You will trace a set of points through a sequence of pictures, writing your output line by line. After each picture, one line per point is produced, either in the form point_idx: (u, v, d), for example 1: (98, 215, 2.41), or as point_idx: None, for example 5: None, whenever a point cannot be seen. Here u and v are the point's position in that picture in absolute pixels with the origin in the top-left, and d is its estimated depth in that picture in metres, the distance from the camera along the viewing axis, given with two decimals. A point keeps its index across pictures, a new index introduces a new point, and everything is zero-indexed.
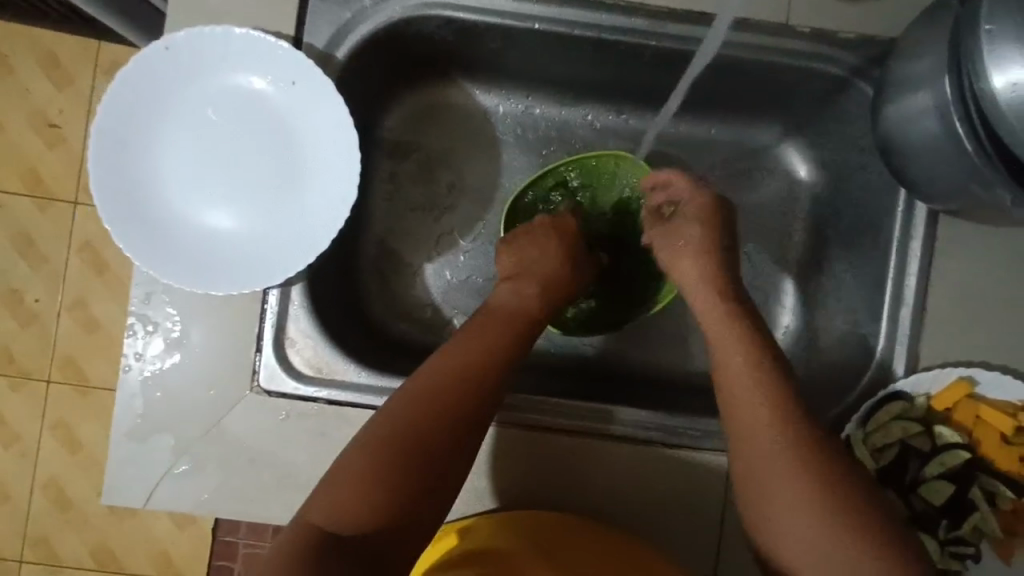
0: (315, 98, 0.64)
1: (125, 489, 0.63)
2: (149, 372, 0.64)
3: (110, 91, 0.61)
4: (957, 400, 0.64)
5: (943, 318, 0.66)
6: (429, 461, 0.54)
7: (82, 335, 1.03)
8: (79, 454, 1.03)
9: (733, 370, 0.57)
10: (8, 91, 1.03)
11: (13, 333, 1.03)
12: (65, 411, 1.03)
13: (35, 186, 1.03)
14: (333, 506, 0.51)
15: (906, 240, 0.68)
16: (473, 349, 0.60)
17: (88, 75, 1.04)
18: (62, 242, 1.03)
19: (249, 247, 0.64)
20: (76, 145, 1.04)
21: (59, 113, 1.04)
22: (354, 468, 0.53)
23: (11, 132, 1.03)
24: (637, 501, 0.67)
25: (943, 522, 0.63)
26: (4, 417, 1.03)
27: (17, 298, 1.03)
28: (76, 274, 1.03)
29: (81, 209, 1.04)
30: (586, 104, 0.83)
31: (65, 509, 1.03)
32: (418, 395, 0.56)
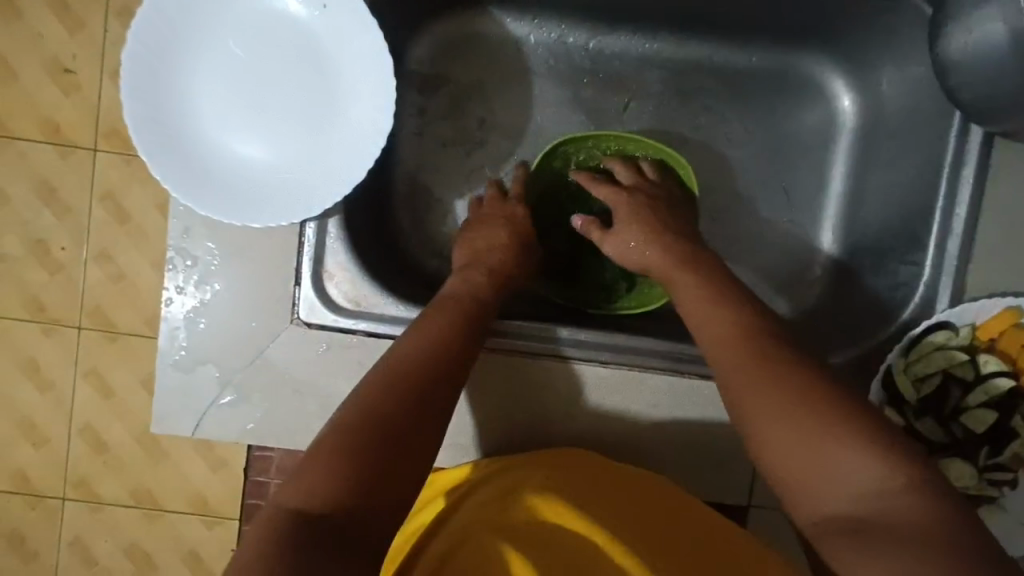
0: (349, 24, 0.62)
1: (172, 419, 0.65)
2: (190, 305, 0.64)
3: (140, 15, 0.59)
4: (1003, 329, 0.63)
5: (996, 247, 0.64)
6: (402, 439, 0.54)
7: (108, 283, 1.04)
8: (113, 399, 1.06)
9: (705, 318, 0.59)
10: (20, 35, 1.01)
11: (42, 282, 1.04)
12: (98, 357, 1.05)
13: (54, 134, 1.02)
14: (303, 488, 0.50)
15: (957, 174, 0.65)
16: (428, 339, 0.60)
17: (100, 17, 1.02)
18: (85, 189, 1.03)
19: (283, 179, 0.63)
20: (93, 90, 1.02)
21: (73, 58, 1.02)
22: (321, 452, 0.52)
23: (26, 77, 1.01)
24: (674, 435, 0.67)
25: (984, 450, 0.63)
26: (39, 363, 1.05)
27: (44, 247, 1.04)
28: (101, 222, 1.03)
29: (102, 156, 1.03)
30: (622, 32, 0.81)
31: (103, 452, 1.06)
32: (382, 373, 0.58)
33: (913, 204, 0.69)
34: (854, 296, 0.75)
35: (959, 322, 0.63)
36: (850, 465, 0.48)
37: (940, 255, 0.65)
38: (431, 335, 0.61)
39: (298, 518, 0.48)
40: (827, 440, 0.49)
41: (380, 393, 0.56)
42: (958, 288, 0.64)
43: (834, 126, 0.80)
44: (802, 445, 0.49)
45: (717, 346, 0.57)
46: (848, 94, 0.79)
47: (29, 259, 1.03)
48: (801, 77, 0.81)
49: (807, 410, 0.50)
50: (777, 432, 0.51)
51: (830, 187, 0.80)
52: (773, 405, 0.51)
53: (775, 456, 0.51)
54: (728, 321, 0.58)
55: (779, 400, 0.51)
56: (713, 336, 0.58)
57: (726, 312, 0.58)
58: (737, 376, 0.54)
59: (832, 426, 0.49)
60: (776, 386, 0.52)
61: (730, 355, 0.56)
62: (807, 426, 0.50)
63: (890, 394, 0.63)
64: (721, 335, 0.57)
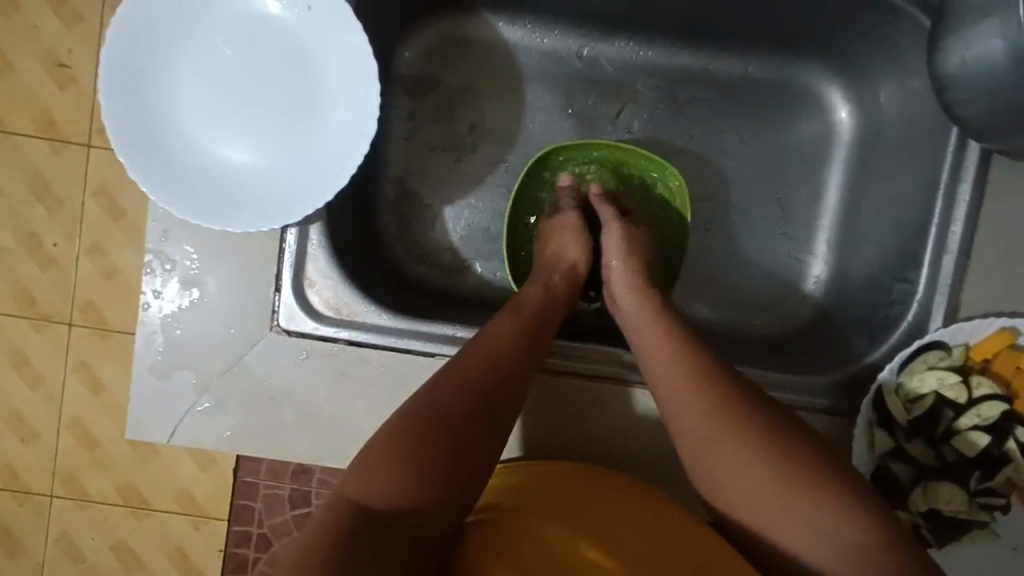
0: (335, 24, 0.61)
1: (148, 425, 0.64)
2: (168, 310, 0.63)
3: (119, 12, 0.58)
4: (998, 350, 0.61)
5: (991, 267, 0.63)
6: (469, 448, 0.52)
7: (100, 280, 1.03)
8: (102, 396, 1.05)
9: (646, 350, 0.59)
10: (15, 28, 1.00)
11: (33, 276, 1.03)
12: (88, 354, 1.04)
13: (48, 128, 1.01)
14: (369, 480, 0.48)
15: (954, 185, 0.64)
16: (505, 343, 0.58)
17: (96, 11, 1.01)
18: (77, 184, 1.02)
19: (263, 182, 0.62)
20: (87, 85, 1.01)
21: (69, 53, 1.01)
22: (382, 444, 0.50)
23: (21, 71, 1.00)
24: (659, 453, 0.65)
25: (975, 474, 0.61)
26: (28, 358, 1.04)
27: (35, 242, 1.02)
28: (93, 218, 1.02)
29: (95, 152, 1.02)
30: (619, 38, 0.79)
31: (91, 448, 1.05)
32: (453, 374, 0.54)
33: (912, 221, 0.67)
34: (846, 314, 0.73)
35: (952, 342, 0.62)
36: (837, 523, 0.49)
37: (934, 272, 0.64)
38: (506, 337, 0.58)
39: (359, 516, 0.47)
40: (809, 487, 0.50)
41: (454, 394, 0.53)
42: (951, 308, 0.63)
43: (830, 138, 0.79)
44: (785, 490, 0.50)
45: (666, 378, 0.56)
46: (845, 105, 0.78)
47: (21, 253, 1.03)
48: (799, 87, 0.79)
49: (789, 469, 0.50)
50: (780, 483, 0.50)
51: (825, 201, 0.79)
52: (744, 465, 0.51)
53: (744, 497, 0.52)
54: (695, 398, 0.54)
55: (753, 460, 0.51)
56: (688, 412, 0.54)
57: (697, 392, 0.54)
58: (708, 451, 0.53)
59: (816, 481, 0.50)
60: (778, 434, 0.52)
61: (703, 430, 0.53)
62: (773, 478, 0.51)
63: (882, 414, 0.62)
64: (685, 370, 0.56)
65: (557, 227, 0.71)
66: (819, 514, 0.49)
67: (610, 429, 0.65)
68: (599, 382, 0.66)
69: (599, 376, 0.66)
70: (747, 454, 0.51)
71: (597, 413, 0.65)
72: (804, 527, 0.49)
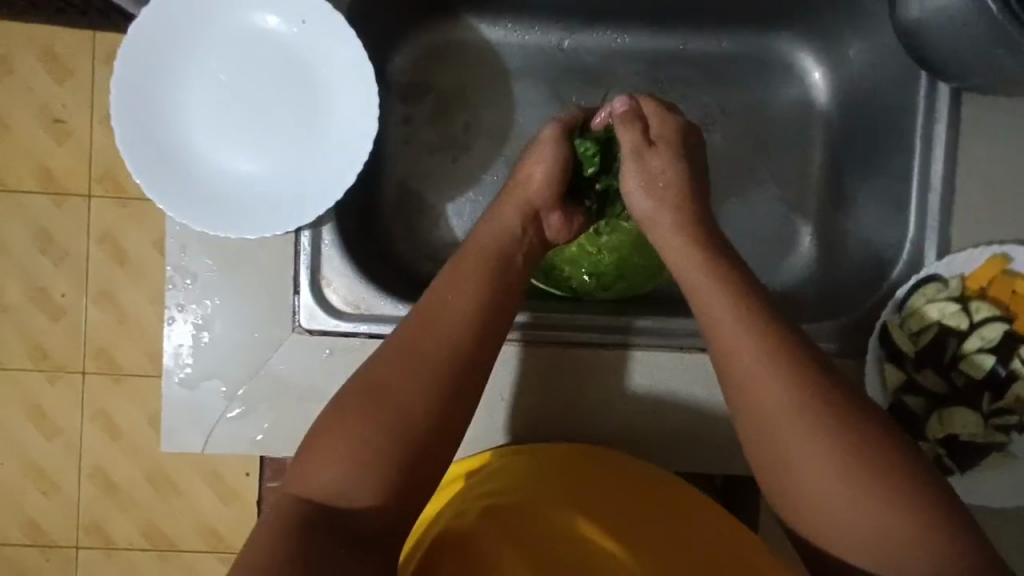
0: (328, 34, 0.64)
1: (182, 436, 0.65)
2: (192, 321, 0.65)
3: (126, 41, 0.61)
4: (993, 276, 0.64)
5: (975, 200, 0.65)
6: (419, 422, 0.51)
7: (111, 327, 1.06)
8: (120, 440, 1.07)
9: (701, 288, 0.58)
10: (11, 89, 1.04)
11: (44, 328, 1.06)
12: (103, 401, 1.07)
13: (49, 183, 1.05)
14: (313, 471, 0.50)
15: (930, 127, 0.67)
16: (460, 312, 0.56)
17: (87, 64, 1.05)
18: (82, 234, 1.06)
19: (275, 189, 0.65)
20: (84, 138, 1.05)
21: (63, 108, 1.05)
22: (327, 431, 0.51)
23: (19, 129, 1.05)
24: (680, 413, 0.67)
25: (986, 395, 0.63)
26: (45, 410, 1.07)
27: (44, 295, 1.06)
28: (99, 265, 1.06)
29: (96, 201, 1.06)
30: (597, 28, 0.83)
31: (113, 494, 1.08)
32: (401, 346, 0.54)
33: (896, 166, 0.70)
34: (847, 262, 0.76)
35: (949, 274, 0.64)
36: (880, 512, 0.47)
37: (923, 211, 0.66)
38: (463, 318, 0.56)
39: (305, 508, 0.49)
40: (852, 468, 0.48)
41: (394, 371, 0.53)
42: (944, 243, 0.65)
43: (810, 100, 0.82)
44: (827, 468, 0.48)
45: (715, 330, 0.55)
46: (819, 68, 0.81)
47: (31, 307, 1.06)
48: (775, 56, 0.83)
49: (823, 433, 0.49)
50: (822, 455, 0.49)
51: (811, 162, 0.82)
52: (782, 416, 0.51)
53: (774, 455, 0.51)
54: (746, 342, 0.53)
55: (792, 417, 0.50)
56: (750, 378, 0.53)
57: (743, 331, 0.54)
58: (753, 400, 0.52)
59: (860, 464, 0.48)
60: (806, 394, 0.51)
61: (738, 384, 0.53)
62: (819, 453, 0.49)
63: (890, 350, 0.64)
64: (725, 320, 0.55)
65: (535, 150, 0.67)
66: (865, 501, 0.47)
67: (631, 394, 0.67)
68: (616, 349, 0.68)
69: (614, 344, 0.68)
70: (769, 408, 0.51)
71: (618, 380, 0.67)
72: (844, 511, 0.48)
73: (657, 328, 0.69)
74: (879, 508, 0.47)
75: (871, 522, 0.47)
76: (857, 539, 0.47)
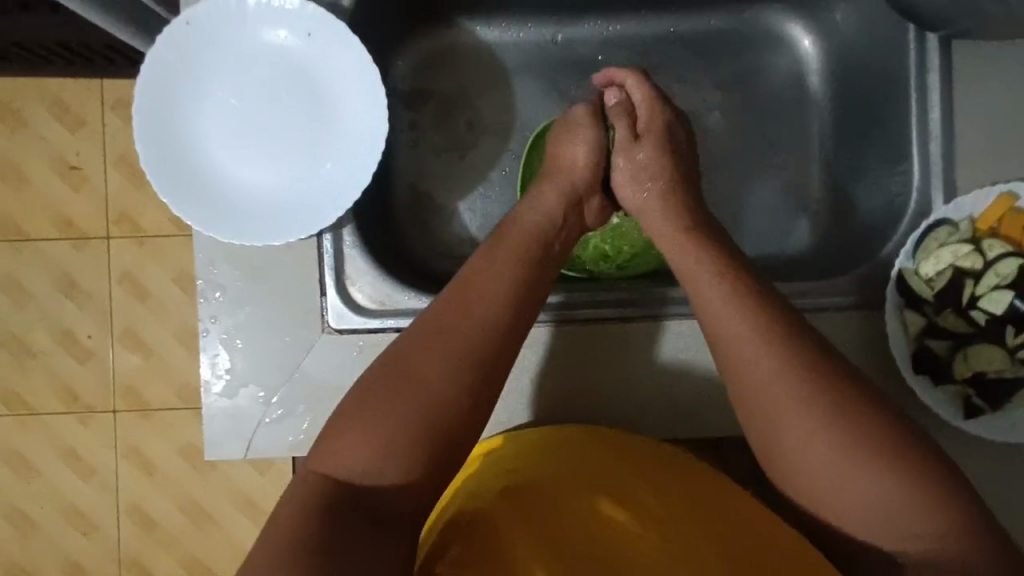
0: (335, 44, 0.67)
1: (224, 445, 0.67)
2: (226, 330, 0.68)
3: (144, 69, 0.63)
4: (1001, 215, 0.65)
5: (975, 142, 0.67)
6: (452, 405, 0.51)
7: (138, 363, 1.09)
8: (154, 475, 1.09)
9: (694, 272, 0.59)
10: (26, 141, 1.08)
11: (73, 371, 1.09)
12: (135, 437, 1.10)
13: (68, 228, 1.09)
14: (339, 450, 0.49)
15: (923, 77, 0.68)
16: (496, 294, 0.56)
17: (97, 111, 1.09)
18: (103, 274, 1.09)
19: (295, 196, 0.67)
20: (99, 183, 1.09)
21: (77, 155, 1.09)
22: (357, 409, 0.50)
23: (36, 179, 1.08)
24: (706, 380, 0.68)
25: (1009, 329, 0.64)
26: (78, 451, 1.09)
27: (70, 338, 1.09)
28: (122, 304, 1.09)
29: (113, 243, 1.09)
30: (588, 20, 0.86)
31: (151, 529, 1.10)
32: (436, 325, 0.53)
33: (894, 119, 0.72)
34: (856, 218, 0.78)
35: (958, 217, 0.65)
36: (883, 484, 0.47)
37: (925, 159, 0.68)
38: (500, 306, 0.55)
39: (329, 488, 0.48)
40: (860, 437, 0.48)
41: (428, 350, 0.52)
42: (950, 187, 0.67)
43: (803, 67, 0.84)
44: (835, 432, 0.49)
45: (709, 300, 0.56)
46: (808, 35, 0.84)
47: (58, 351, 1.09)
48: (764, 29, 0.85)
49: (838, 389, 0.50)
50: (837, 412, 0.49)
51: (810, 127, 0.84)
52: (807, 363, 0.51)
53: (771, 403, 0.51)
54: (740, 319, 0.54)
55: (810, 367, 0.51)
56: (763, 330, 0.53)
57: (755, 292, 0.56)
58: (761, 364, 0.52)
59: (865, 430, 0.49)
60: (817, 349, 0.52)
61: (749, 340, 0.53)
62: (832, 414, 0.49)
63: (908, 296, 0.65)
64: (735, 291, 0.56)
65: (565, 130, 0.71)
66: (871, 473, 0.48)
67: (658, 363, 0.68)
68: (639, 321, 0.69)
69: (634, 317, 0.69)
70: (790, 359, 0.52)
71: (643, 351, 0.68)
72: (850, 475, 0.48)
73: (676, 298, 0.70)
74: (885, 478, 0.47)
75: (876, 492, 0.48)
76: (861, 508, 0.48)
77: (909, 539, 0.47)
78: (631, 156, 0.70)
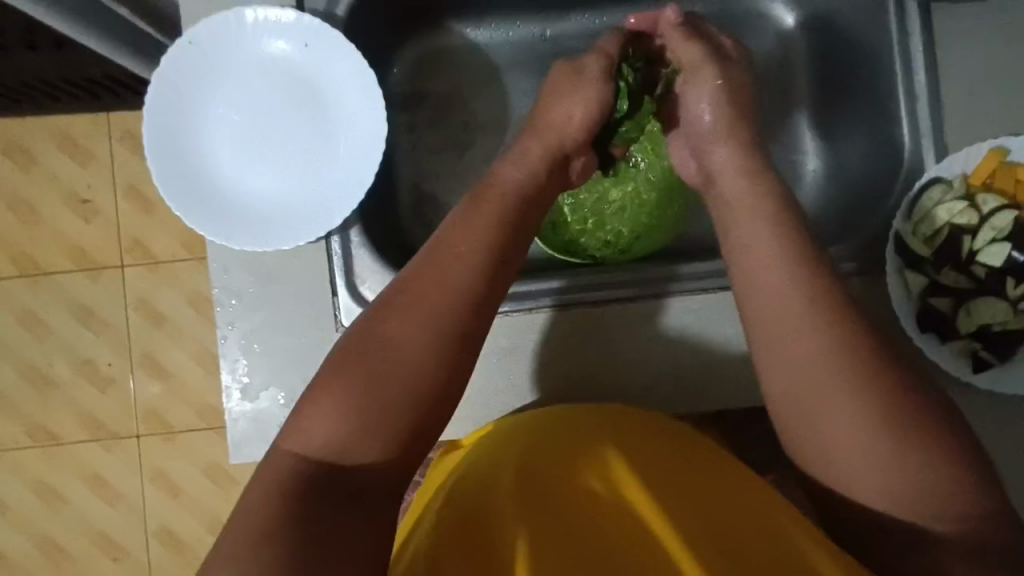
0: (331, 54, 0.69)
1: (249, 448, 0.69)
2: (244, 335, 0.70)
3: (152, 89, 0.66)
4: (993, 169, 0.66)
5: (962, 103, 0.68)
6: (430, 378, 0.51)
7: (158, 387, 1.12)
8: (180, 496, 1.12)
9: (741, 220, 0.58)
10: (38, 178, 1.12)
11: (96, 399, 1.12)
12: (159, 460, 1.12)
13: (83, 260, 1.12)
14: (311, 428, 0.48)
15: (906, 42, 0.70)
16: (473, 265, 0.56)
17: (104, 143, 1.12)
18: (119, 303, 1.12)
19: (301, 201, 0.70)
20: (111, 214, 1.12)
21: (88, 188, 1.12)
22: (330, 385, 0.50)
23: (50, 215, 1.12)
24: (714, 355, 0.69)
25: (1010, 281, 0.65)
26: (105, 478, 1.12)
27: (91, 367, 1.12)
28: (139, 329, 1.12)
29: (128, 270, 1.12)
30: (574, 15, 0.88)
31: (180, 550, 1.11)
32: (411, 299, 0.53)
33: (880, 87, 0.73)
34: (851, 187, 0.79)
35: (950, 176, 0.66)
36: (884, 443, 0.47)
37: (914, 122, 0.69)
38: (474, 276, 0.55)
39: (303, 465, 0.47)
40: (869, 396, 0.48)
41: (404, 325, 0.52)
42: (941, 148, 0.68)
43: (788, 44, 0.86)
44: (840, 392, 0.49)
45: (740, 248, 0.57)
46: (791, 13, 0.85)
47: (80, 380, 1.12)
48: (747, 11, 0.87)
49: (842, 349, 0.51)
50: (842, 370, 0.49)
51: (800, 103, 0.86)
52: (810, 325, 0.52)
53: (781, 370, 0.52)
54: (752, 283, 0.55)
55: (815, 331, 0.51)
56: (764, 290, 0.54)
57: (755, 259, 0.56)
58: (774, 325, 0.53)
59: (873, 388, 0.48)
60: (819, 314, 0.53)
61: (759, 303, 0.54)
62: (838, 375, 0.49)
63: (907, 257, 0.66)
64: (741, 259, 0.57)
65: (554, 90, 0.70)
66: (875, 434, 0.47)
67: (665, 339, 0.69)
68: (643, 299, 0.70)
69: (637, 296, 0.70)
70: (792, 321, 0.53)
71: (651, 328, 0.70)
72: (850, 434, 0.48)
73: (680, 274, 0.71)
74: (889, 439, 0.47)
75: (880, 451, 0.47)
76: (864, 468, 0.48)
77: (928, 519, 0.46)
78: (728, 80, 0.67)
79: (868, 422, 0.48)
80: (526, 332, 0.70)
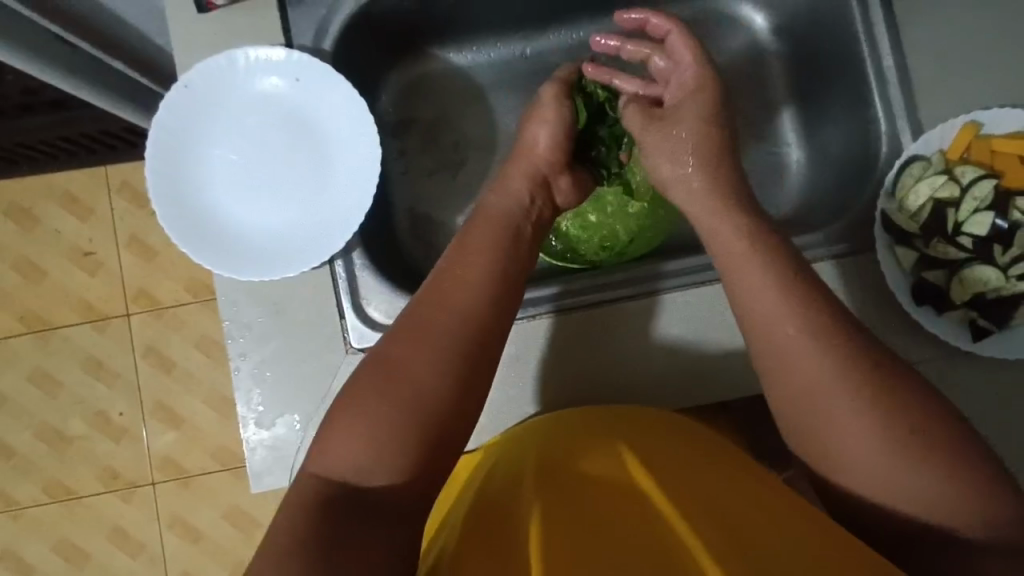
0: (320, 86, 0.72)
1: (269, 476, 0.70)
2: (256, 365, 0.71)
3: (152, 135, 0.69)
4: (968, 143, 0.68)
5: (931, 84, 0.70)
6: (437, 387, 0.53)
7: (171, 432, 1.13)
8: (201, 541, 1.12)
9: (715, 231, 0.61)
10: (41, 236, 1.14)
11: (111, 451, 1.13)
12: (177, 506, 1.12)
13: (90, 313, 1.14)
14: (331, 449, 0.50)
15: (871, 30, 0.72)
16: (469, 278, 0.58)
17: (103, 196, 1.15)
18: (128, 353, 1.13)
19: (303, 231, 0.72)
20: (115, 265, 1.14)
21: (90, 242, 1.14)
22: (340, 408, 0.52)
23: (56, 272, 1.14)
24: (717, 346, 0.70)
25: (996, 247, 0.68)
26: (125, 529, 1.12)
27: (104, 418, 1.13)
28: (149, 377, 1.13)
29: (135, 319, 1.14)
30: (551, 32, 0.91)
31: None
32: (410, 318, 0.56)
33: (852, 75, 0.76)
34: (833, 172, 0.81)
35: (929, 152, 0.68)
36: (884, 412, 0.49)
37: (887, 105, 0.71)
38: (465, 286, 0.58)
39: (322, 485, 0.49)
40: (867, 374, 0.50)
41: (408, 344, 0.54)
42: (916, 127, 0.70)
43: (759, 42, 0.89)
44: (839, 369, 0.50)
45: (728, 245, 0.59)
46: (758, 12, 0.88)
47: (94, 433, 1.13)
48: (717, 14, 0.90)
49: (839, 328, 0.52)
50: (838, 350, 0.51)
51: (777, 97, 0.89)
52: (805, 309, 0.53)
53: (787, 351, 0.53)
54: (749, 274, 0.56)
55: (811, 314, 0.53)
56: (756, 280, 0.56)
57: (746, 250, 0.58)
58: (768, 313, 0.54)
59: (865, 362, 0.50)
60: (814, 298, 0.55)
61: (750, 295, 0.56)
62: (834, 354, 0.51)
63: (896, 234, 0.68)
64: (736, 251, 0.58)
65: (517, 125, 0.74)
66: (876, 405, 0.49)
67: (667, 333, 0.71)
68: (641, 297, 0.72)
69: (633, 296, 0.72)
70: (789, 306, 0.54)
71: (652, 324, 0.71)
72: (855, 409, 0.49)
73: (674, 270, 0.73)
74: (889, 409, 0.49)
75: (885, 420, 0.49)
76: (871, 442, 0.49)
77: (939, 480, 0.47)
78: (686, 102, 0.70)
79: (867, 396, 0.49)
80: (529, 340, 0.71)
